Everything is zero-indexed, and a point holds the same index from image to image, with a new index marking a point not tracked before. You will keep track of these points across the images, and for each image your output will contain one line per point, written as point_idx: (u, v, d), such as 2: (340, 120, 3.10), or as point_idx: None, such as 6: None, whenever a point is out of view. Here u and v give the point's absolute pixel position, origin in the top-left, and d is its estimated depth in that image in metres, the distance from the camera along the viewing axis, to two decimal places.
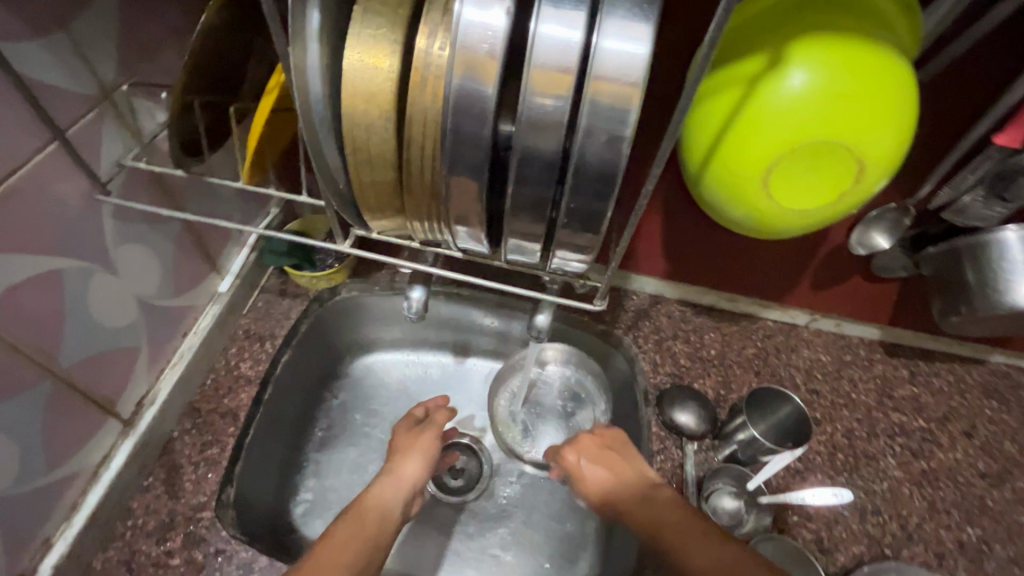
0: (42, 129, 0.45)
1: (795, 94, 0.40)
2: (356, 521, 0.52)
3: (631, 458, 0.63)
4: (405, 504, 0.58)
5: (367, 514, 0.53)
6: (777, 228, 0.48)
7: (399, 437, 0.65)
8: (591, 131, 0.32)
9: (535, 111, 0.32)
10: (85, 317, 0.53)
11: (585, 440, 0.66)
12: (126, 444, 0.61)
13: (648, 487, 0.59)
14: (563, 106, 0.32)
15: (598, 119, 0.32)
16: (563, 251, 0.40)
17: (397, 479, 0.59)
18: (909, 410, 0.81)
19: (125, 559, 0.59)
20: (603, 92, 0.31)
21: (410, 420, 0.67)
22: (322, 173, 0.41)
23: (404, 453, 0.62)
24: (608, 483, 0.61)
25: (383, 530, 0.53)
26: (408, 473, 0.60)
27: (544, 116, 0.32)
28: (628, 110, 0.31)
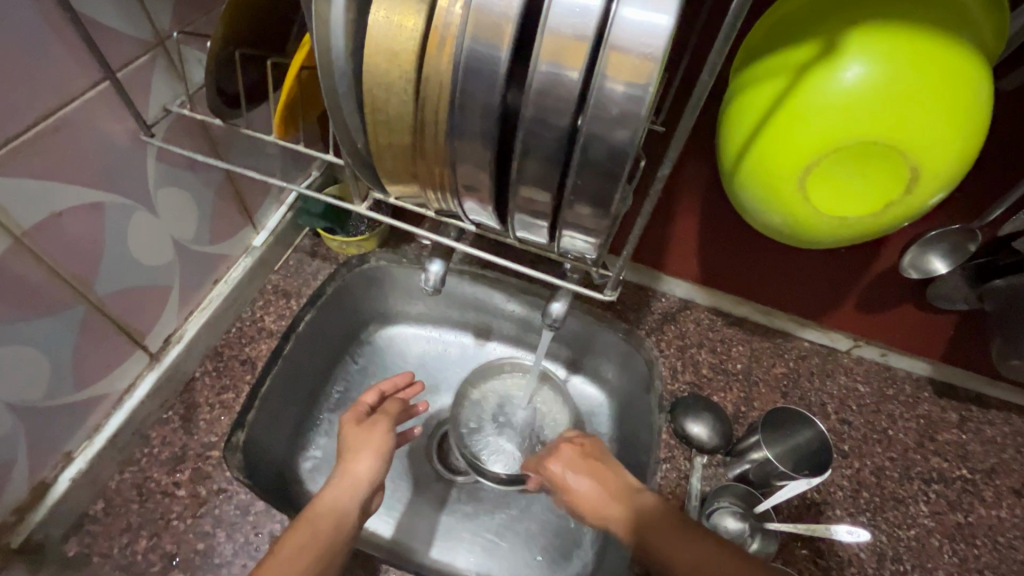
0: (96, 67, 0.47)
1: (846, 86, 0.37)
2: (309, 532, 0.53)
3: (613, 464, 0.62)
4: (364, 502, 0.59)
5: (319, 522, 0.54)
6: (814, 236, 0.44)
7: (348, 433, 0.64)
8: (604, 104, 0.30)
9: (546, 80, 0.31)
10: (124, 252, 0.56)
11: (567, 449, 0.64)
12: (150, 377, 0.65)
13: (632, 493, 0.58)
14: (578, 76, 0.30)
15: (614, 91, 0.30)
16: (571, 232, 0.39)
17: (354, 480, 0.60)
18: (951, 456, 0.74)
19: (137, 483, 0.63)
20: (618, 64, 0.29)
21: (358, 412, 0.68)
22: (341, 130, 0.41)
23: (357, 451, 0.62)
24: (595, 494, 0.59)
25: (335, 538, 0.54)
26: (358, 472, 0.60)
27: (555, 85, 0.31)
28: (644, 85, 0.30)
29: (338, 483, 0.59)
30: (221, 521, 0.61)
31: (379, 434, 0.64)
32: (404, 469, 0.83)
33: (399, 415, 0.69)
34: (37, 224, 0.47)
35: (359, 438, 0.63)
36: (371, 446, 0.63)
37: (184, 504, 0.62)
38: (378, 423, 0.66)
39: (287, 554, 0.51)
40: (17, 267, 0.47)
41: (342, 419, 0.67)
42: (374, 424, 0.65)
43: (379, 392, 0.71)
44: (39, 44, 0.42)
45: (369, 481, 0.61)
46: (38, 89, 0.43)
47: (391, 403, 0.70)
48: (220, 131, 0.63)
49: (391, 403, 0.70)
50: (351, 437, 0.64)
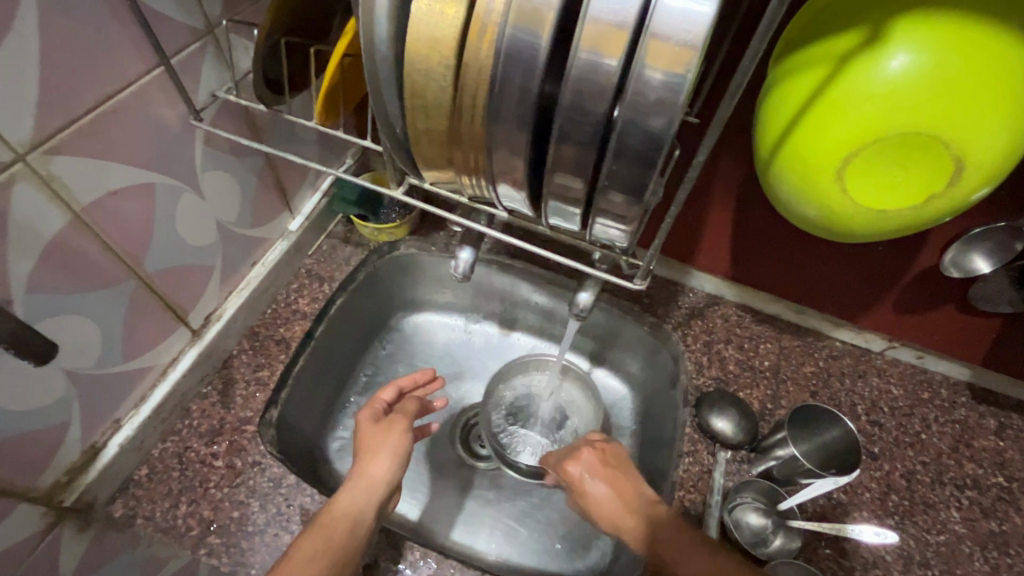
0: (153, 53, 0.49)
1: (887, 76, 0.36)
2: (324, 538, 0.55)
3: (631, 472, 0.63)
4: (381, 503, 0.62)
5: (335, 526, 0.57)
6: (850, 229, 0.44)
7: (366, 432, 0.66)
8: (641, 93, 0.31)
9: (585, 68, 0.31)
10: (172, 231, 0.59)
11: (586, 455, 0.64)
12: (191, 351, 0.68)
13: (647, 506, 0.58)
14: (616, 66, 0.31)
15: (652, 79, 0.30)
16: (603, 219, 0.39)
17: (371, 482, 0.62)
18: (987, 464, 0.72)
19: (178, 452, 0.66)
20: (658, 54, 0.30)
21: (375, 410, 0.70)
22: (381, 116, 0.42)
23: (375, 453, 0.64)
24: (610, 501, 0.60)
25: (346, 543, 0.56)
26: (375, 474, 0.62)
27: (594, 74, 0.31)
28: (682, 75, 0.30)
29: (354, 486, 0.61)
30: (255, 492, 0.64)
31: (395, 436, 0.66)
32: (429, 452, 0.85)
33: (416, 414, 0.72)
34: (96, 202, 0.50)
35: (373, 443, 0.65)
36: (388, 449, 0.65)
37: (221, 474, 0.65)
38: (393, 424, 0.67)
39: (301, 558, 0.53)
40: (77, 242, 0.49)
41: (359, 416, 0.69)
42: (387, 425, 0.67)
43: (398, 389, 0.73)
44: (100, 29, 0.44)
45: (383, 479, 0.62)
46: (98, 72, 0.45)
47: (407, 401, 0.72)
48: (262, 116, 0.66)
49: (408, 403, 0.72)
50: (369, 437, 0.66)
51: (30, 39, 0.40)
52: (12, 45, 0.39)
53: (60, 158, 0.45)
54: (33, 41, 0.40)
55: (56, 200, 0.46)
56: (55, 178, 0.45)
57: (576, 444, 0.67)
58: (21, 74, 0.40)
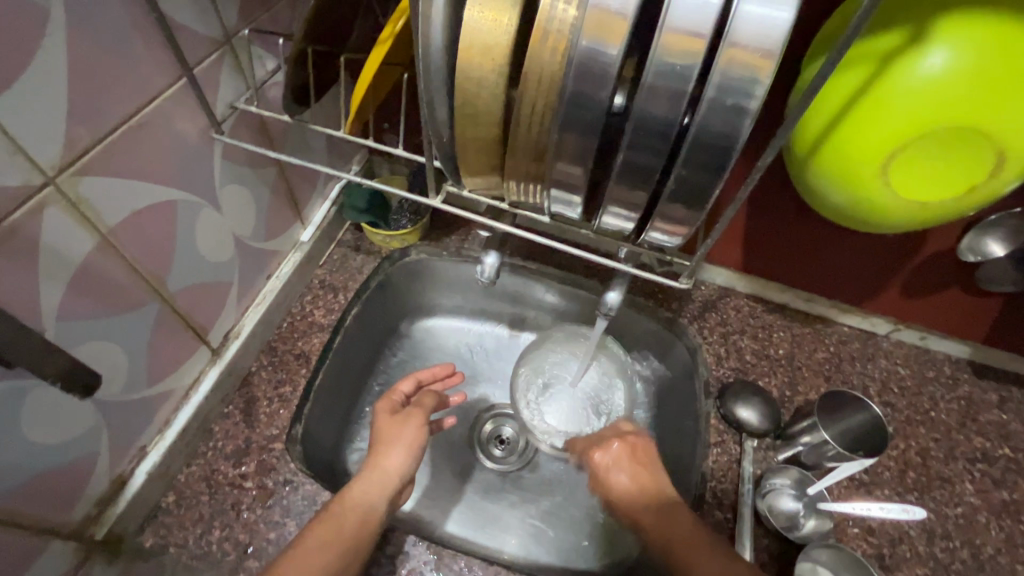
0: (175, 66, 0.47)
1: (928, 74, 0.38)
2: (334, 524, 0.55)
3: (657, 469, 0.63)
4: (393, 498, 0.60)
5: (345, 517, 0.56)
6: (889, 222, 0.45)
7: (382, 423, 0.65)
8: (715, 100, 0.31)
9: (660, 77, 0.31)
10: (193, 249, 0.57)
11: (613, 448, 0.65)
12: (213, 371, 0.66)
13: (668, 503, 0.58)
14: (696, 68, 0.30)
15: (732, 85, 0.30)
16: (660, 225, 0.39)
17: (383, 474, 0.60)
18: (994, 436, 0.76)
19: (205, 475, 0.64)
20: (736, 60, 0.30)
21: (393, 401, 0.68)
22: (430, 126, 0.42)
23: (388, 446, 0.62)
24: (630, 493, 0.61)
25: (355, 530, 0.56)
26: (389, 468, 0.61)
27: (669, 82, 0.31)
28: (758, 81, 0.30)
29: (368, 476, 0.60)
30: (289, 511, 0.62)
31: (411, 428, 0.65)
32: (452, 457, 0.84)
33: (433, 408, 0.69)
34: (121, 223, 0.48)
35: (384, 435, 0.64)
36: (402, 437, 0.63)
37: (252, 495, 0.63)
38: (406, 417, 0.66)
39: (313, 545, 0.53)
40: (103, 265, 0.47)
41: (377, 407, 0.67)
42: (401, 417, 0.65)
43: (416, 381, 0.72)
44: (125, 42, 0.42)
45: (394, 470, 0.61)
46: (122, 87, 0.43)
47: (425, 395, 0.71)
48: (276, 125, 0.64)
49: (426, 396, 0.70)
50: (384, 430, 0.64)
51: (58, 54, 0.38)
52: (40, 61, 0.37)
53: (88, 179, 0.43)
54: (61, 56, 0.38)
55: (83, 222, 0.44)
56: (84, 201, 0.44)
57: (606, 434, 0.68)
58: (48, 91, 0.38)
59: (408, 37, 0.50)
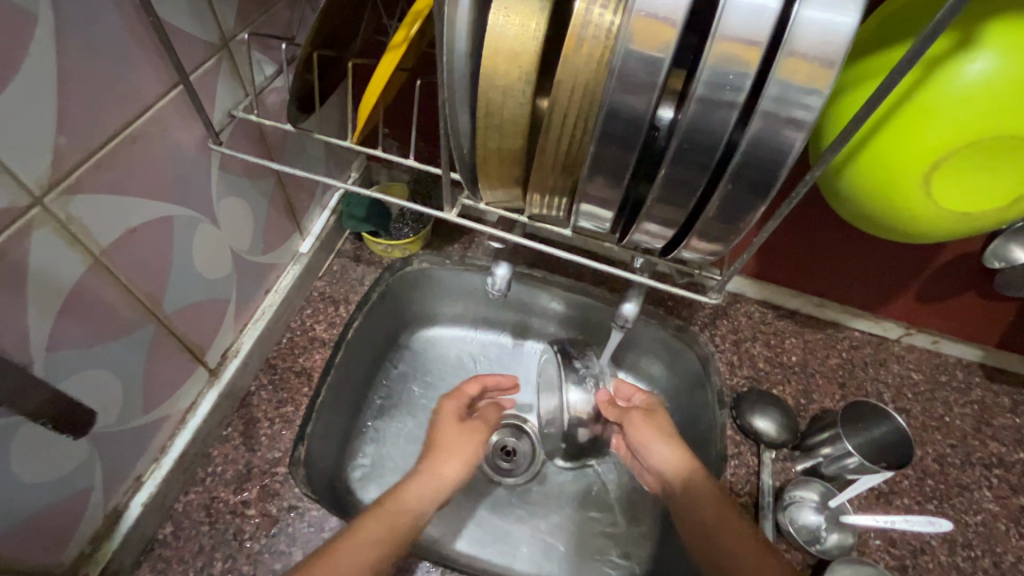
0: (170, 73, 0.44)
1: (973, 82, 0.36)
2: (386, 524, 0.52)
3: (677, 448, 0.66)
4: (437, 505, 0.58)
5: (399, 516, 0.54)
6: (926, 232, 0.44)
7: (449, 426, 0.62)
8: (770, 113, 0.29)
9: (712, 88, 0.29)
10: (190, 268, 0.54)
11: (655, 417, 0.69)
12: (211, 393, 0.63)
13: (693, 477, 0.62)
14: (753, 75, 0.28)
15: (792, 93, 0.28)
16: (697, 242, 0.37)
17: (438, 479, 0.58)
18: (1008, 441, 0.75)
19: (205, 503, 0.61)
20: (795, 70, 0.28)
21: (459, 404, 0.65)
22: (450, 137, 0.39)
23: (448, 453, 0.60)
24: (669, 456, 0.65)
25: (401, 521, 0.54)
26: (446, 479, 0.58)
27: (721, 94, 0.29)
28: (818, 92, 0.28)
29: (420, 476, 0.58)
30: (296, 540, 0.59)
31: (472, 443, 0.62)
32: None
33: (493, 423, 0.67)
34: (116, 241, 0.44)
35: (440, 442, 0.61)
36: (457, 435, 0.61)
37: (255, 524, 0.60)
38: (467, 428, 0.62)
39: (358, 544, 0.50)
40: (96, 289, 0.44)
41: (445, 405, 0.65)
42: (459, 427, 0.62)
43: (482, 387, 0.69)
44: (117, 50, 0.39)
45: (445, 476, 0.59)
46: (115, 97, 0.40)
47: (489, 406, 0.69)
48: (273, 133, 0.61)
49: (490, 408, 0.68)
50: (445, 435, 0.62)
51: (45, 63, 0.35)
52: (25, 71, 0.34)
53: (78, 197, 0.40)
54: (46, 64, 0.35)
55: (75, 244, 0.41)
56: (75, 221, 0.40)
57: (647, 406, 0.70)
58: (34, 103, 0.35)
59: (420, 42, 0.47)
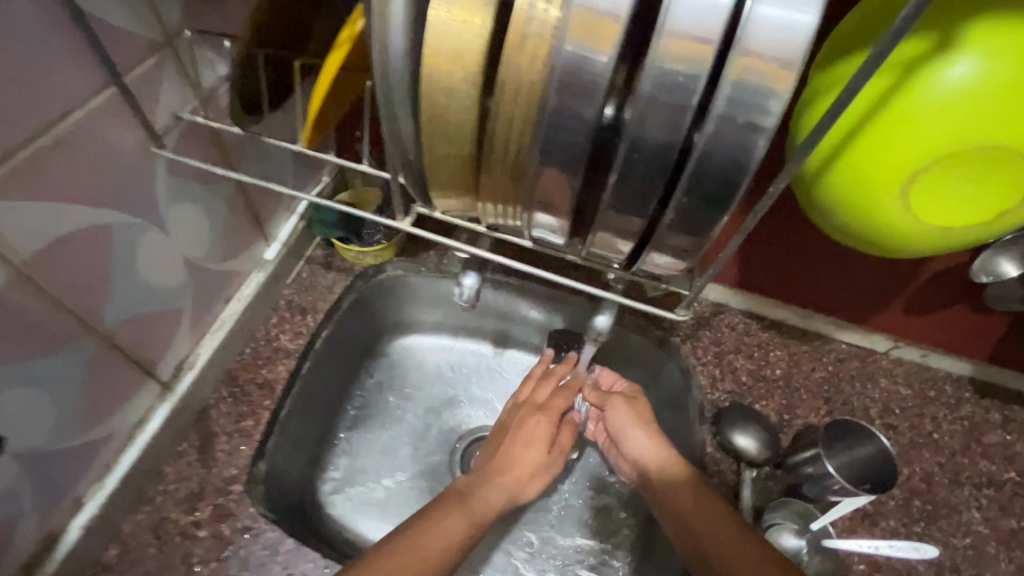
0: (102, 71, 0.41)
1: (958, 86, 0.33)
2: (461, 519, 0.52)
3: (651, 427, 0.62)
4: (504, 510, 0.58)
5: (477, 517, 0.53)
6: (903, 247, 0.41)
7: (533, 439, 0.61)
8: (724, 117, 0.26)
9: (659, 89, 0.26)
10: (134, 279, 0.50)
11: (637, 403, 0.64)
12: (162, 407, 0.60)
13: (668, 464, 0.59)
14: (706, 78, 0.25)
15: (749, 99, 0.26)
16: (657, 254, 0.34)
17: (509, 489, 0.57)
18: (999, 459, 0.72)
19: (153, 525, 0.58)
20: (748, 70, 0.25)
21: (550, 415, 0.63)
22: (394, 142, 0.36)
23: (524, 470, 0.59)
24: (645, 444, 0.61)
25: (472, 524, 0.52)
26: (522, 492, 0.58)
27: (669, 95, 0.26)
28: (774, 95, 0.25)
29: (500, 486, 0.57)
30: (248, 563, 0.57)
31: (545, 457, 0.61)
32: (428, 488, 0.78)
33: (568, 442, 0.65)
34: (36, 253, 0.41)
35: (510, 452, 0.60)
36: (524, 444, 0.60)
37: (206, 546, 0.57)
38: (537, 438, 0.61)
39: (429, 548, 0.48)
40: (21, 304, 0.42)
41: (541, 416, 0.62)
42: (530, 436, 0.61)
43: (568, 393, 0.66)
44: (35, 47, 0.36)
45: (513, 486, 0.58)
46: (36, 98, 0.38)
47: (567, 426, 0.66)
48: (231, 138, 0.59)
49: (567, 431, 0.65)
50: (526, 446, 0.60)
51: None
52: None
53: None
54: None
55: None
56: None
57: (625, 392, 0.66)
58: None
59: None
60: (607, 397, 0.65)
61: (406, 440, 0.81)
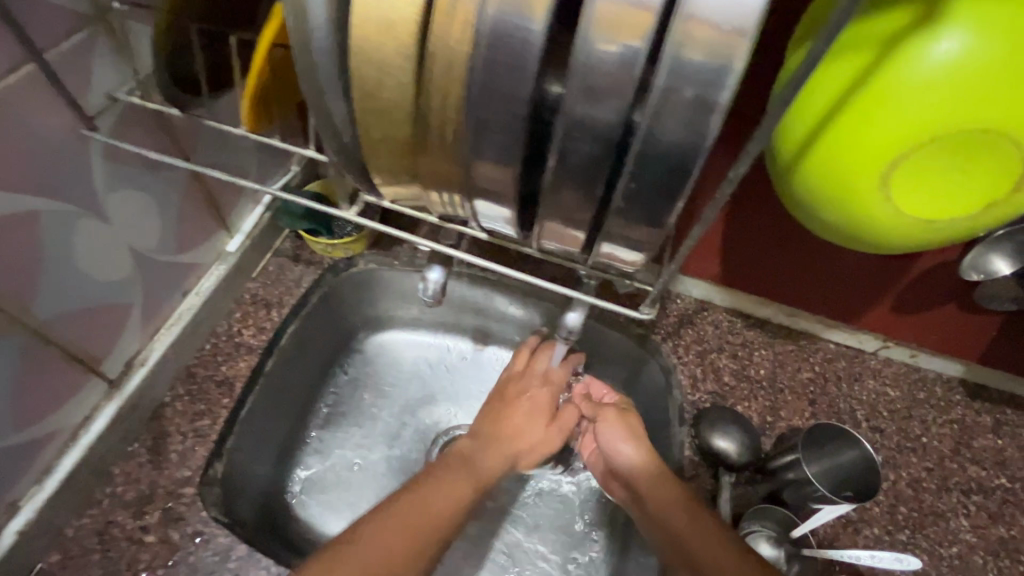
0: (19, 47, 0.38)
1: (944, 64, 0.30)
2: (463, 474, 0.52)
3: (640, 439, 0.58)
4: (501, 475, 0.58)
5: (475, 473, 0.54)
6: (885, 242, 0.38)
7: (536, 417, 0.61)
8: (668, 93, 0.23)
9: (594, 61, 0.23)
10: (68, 270, 0.48)
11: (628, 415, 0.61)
12: (110, 406, 0.57)
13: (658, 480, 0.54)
14: (640, 51, 0.23)
15: (691, 74, 0.23)
16: (612, 244, 0.32)
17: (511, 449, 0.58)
18: (990, 464, 0.70)
19: (98, 529, 0.55)
20: (693, 37, 0.22)
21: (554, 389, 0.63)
22: (325, 123, 0.33)
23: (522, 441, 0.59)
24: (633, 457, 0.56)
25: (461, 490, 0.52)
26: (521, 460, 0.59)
27: (605, 68, 0.23)
28: (722, 67, 0.22)
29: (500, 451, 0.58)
30: (197, 569, 0.55)
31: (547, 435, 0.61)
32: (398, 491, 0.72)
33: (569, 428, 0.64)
34: None
35: (512, 422, 0.60)
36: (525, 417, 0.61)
37: (152, 552, 0.55)
38: (537, 412, 0.62)
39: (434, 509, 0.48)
40: None
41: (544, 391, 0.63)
42: (531, 409, 0.61)
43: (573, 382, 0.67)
44: None
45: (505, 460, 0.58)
46: None
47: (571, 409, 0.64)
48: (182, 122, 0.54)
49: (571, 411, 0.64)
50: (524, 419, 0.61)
51: None
52: None
53: None
54: None
55: None
56: None
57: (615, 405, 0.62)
58: None
59: None
60: (597, 408, 0.62)
61: (382, 441, 0.73)
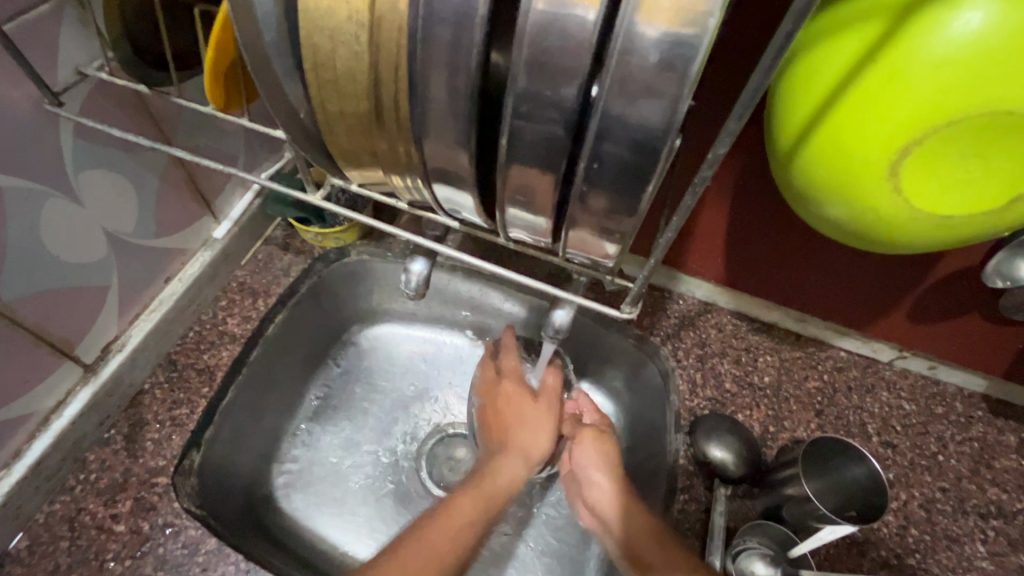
0: None
1: (964, 38, 0.26)
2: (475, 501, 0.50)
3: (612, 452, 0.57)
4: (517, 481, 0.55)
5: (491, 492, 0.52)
6: (896, 241, 0.35)
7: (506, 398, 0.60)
8: (628, 64, 0.22)
9: (547, 27, 0.22)
10: (35, 253, 0.47)
11: (606, 440, 0.58)
12: (84, 392, 0.56)
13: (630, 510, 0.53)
14: (594, 21, 0.22)
15: (647, 42, 0.21)
16: (581, 234, 0.29)
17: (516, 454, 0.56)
18: (1011, 487, 0.65)
19: (70, 516, 0.55)
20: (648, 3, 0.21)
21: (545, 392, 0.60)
22: (275, 100, 0.31)
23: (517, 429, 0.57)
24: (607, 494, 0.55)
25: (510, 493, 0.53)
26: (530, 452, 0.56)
27: (559, 34, 0.22)
28: (685, 33, 0.21)
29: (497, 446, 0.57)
30: (164, 563, 0.54)
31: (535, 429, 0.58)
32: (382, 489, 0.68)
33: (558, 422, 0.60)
34: None
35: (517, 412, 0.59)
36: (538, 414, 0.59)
37: (122, 542, 0.54)
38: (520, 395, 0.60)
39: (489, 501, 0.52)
40: None
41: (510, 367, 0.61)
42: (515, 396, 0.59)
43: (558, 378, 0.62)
44: None
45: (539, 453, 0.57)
46: None
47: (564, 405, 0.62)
48: (160, 104, 0.52)
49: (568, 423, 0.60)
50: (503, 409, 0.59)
51: None
52: None
53: None
54: None
55: None
56: None
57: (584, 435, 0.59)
58: None
59: None
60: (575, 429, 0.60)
61: (370, 437, 0.70)
